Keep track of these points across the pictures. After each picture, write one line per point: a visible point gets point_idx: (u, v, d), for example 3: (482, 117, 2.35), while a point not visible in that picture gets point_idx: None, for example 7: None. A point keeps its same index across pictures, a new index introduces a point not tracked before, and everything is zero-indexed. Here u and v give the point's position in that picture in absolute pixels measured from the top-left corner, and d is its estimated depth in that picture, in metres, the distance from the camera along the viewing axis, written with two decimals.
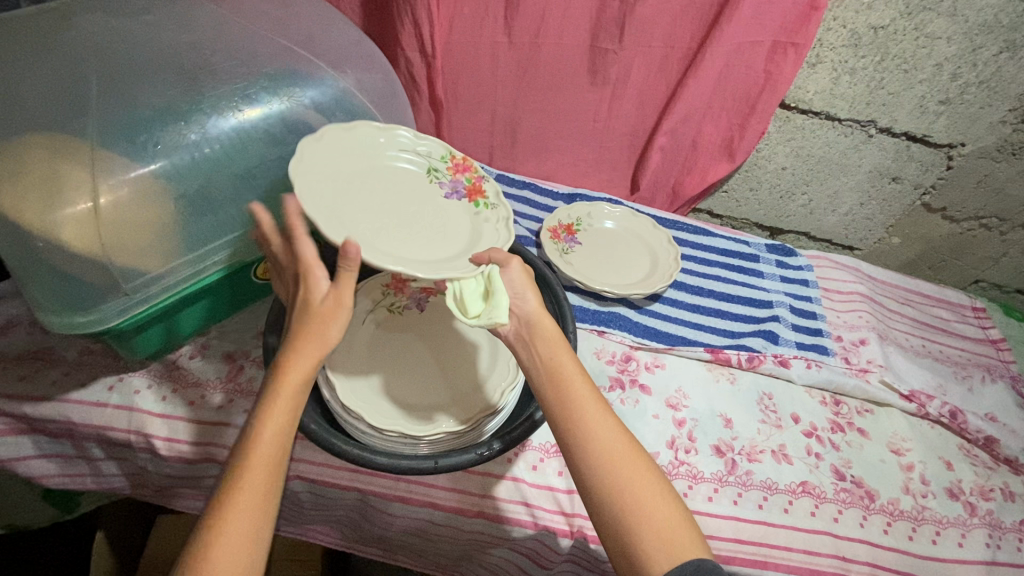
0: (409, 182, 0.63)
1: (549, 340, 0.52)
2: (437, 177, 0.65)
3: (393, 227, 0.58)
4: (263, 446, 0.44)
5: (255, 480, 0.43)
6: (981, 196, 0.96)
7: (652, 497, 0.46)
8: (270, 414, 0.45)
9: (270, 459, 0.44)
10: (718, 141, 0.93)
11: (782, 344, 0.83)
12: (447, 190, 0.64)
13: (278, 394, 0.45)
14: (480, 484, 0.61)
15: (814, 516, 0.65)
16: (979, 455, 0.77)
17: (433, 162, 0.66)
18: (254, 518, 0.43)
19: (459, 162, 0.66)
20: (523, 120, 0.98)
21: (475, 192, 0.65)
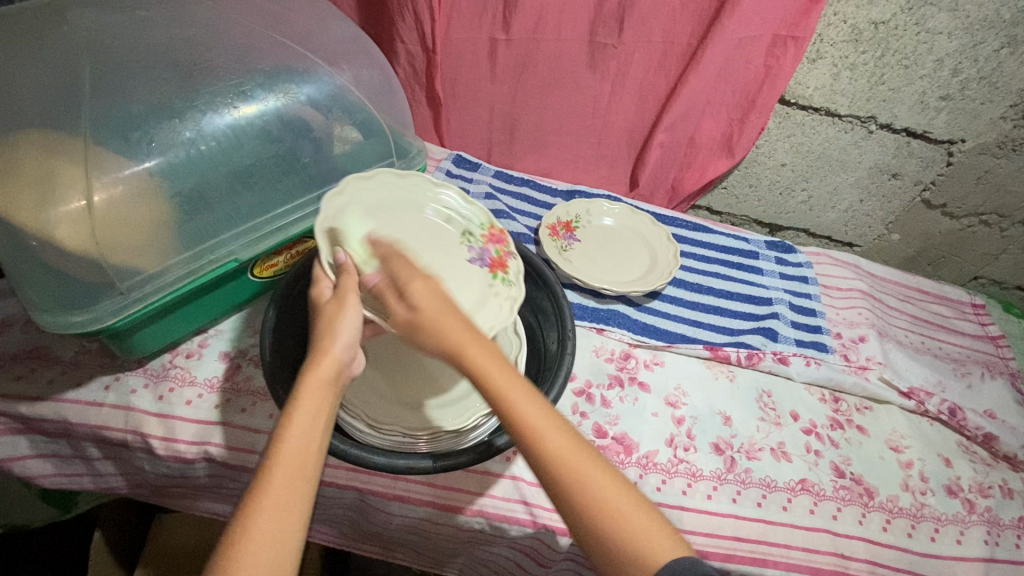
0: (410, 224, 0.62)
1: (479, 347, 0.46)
2: (470, 240, 0.62)
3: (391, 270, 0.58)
4: (294, 442, 0.42)
5: (285, 476, 0.41)
6: (981, 192, 0.96)
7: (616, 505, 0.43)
8: (301, 410, 0.43)
9: (303, 455, 0.42)
10: (717, 137, 0.93)
11: (781, 341, 0.83)
12: (472, 254, 0.61)
13: (305, 390, 0.44)
14: (479, 482, 0.61)
15: (813, 514, 0.65)
16: (978, 452, 0.77)
17: (469, 226, 0.64)
18: (287, 518, 0.40)
19: (495, 233, 0.64)
20: (521, 117, 0.97)
21: (500, 264, 0.61)
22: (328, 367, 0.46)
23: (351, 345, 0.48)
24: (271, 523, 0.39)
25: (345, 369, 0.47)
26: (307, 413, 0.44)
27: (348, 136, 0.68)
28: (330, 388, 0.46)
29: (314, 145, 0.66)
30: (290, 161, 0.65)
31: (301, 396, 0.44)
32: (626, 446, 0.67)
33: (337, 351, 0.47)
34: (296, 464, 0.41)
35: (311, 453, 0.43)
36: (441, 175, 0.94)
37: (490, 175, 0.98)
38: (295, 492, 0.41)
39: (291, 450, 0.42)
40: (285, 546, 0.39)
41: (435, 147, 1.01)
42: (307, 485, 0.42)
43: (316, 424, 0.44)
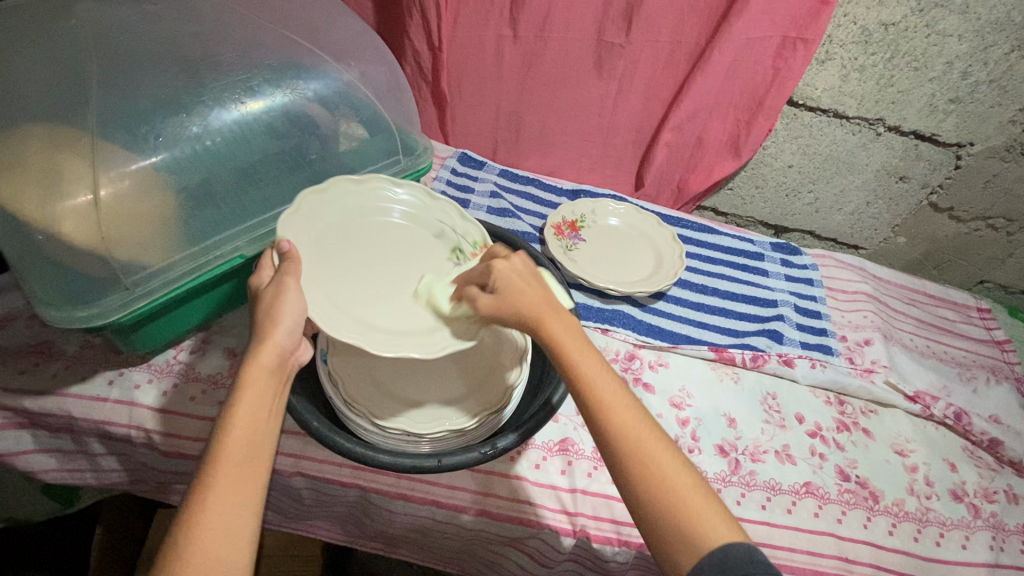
0: (402, 235, 0.62)
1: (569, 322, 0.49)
2: (456, 257, 0.61)
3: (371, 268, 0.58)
4: (236, 430, 0.43)
5: (229, 464, 0.41)
6: (988, 196, 0.96)
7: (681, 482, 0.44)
8: (242, 399, 0.44)
9: (245, 445, 0.42)
10: (724, 138, 0.93)
11: (786, 343, 0.82)
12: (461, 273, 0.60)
13: (245, 383, 0.45)
14: (482, 482, 0.61)
15: (818, 517, 0.65)
16: (984, 457, 0.77)
17: (460, 241, 0.62)
18: (234, 509, 0.40)
19: (486, 253, 0.61)
20: (527, 116, 0.97)
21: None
22: (269, 355, 0.47)
23: (295, 333, 0.49)
24: (220, 515, 0.39)
25: (287, 358, 0.48)
26: (247, 405, 0.44)
27: (353, 133, 0.68)
28: (271, 379, 0.46)
29: (320, 142, 0.66)
30: (296, 158, 0.64)
31: (243, 388, 0.45)
32: None
33: (280, 338, 0.47)
34: (240, 454, 0.42)
35: (256, 445, 0.43)
36: (446, 174, 0.94)
37: (495, 174, 0.98)
38: (240, 482, 0.41)
39: (233, 442, 0.42)
40: (236, 537, 0.39)
41: (441, 145, 1.00)
42: (254, 474, 0.42)
43: (259, 408, 0.44)
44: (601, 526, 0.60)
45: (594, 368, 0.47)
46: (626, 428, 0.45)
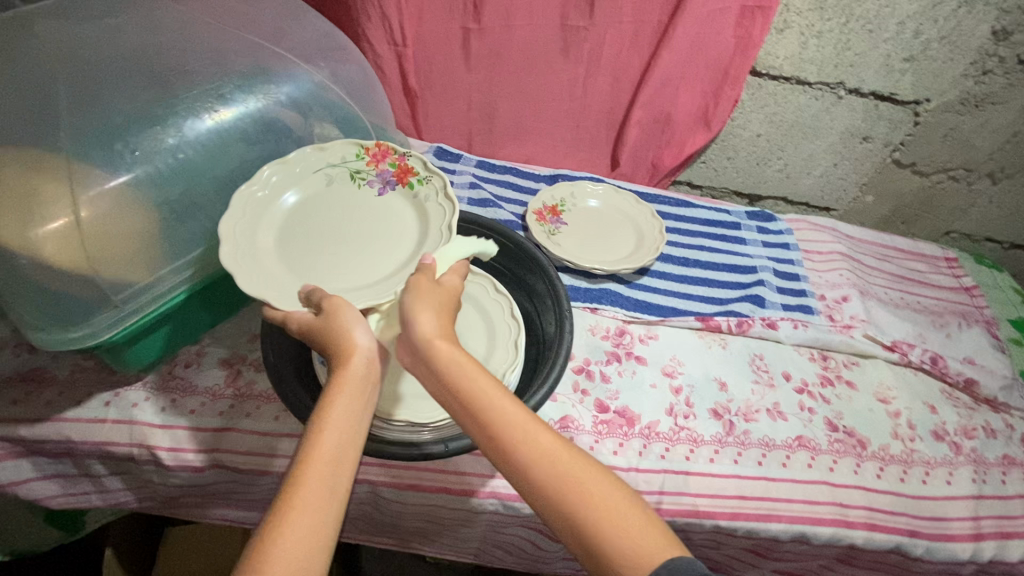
0: (304, 218, 0.60)
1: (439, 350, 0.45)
2: (363, 178, 0.63)
3: (333, 269, 0.57)
4: (331, 431, 0.42)
5: (319, 463, 0.40)
6: (948, 149, 0.98)
7: (615, 514, 0.41)
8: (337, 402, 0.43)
9: (344, 441, 0.42)
10: (694, 112, 0.95)
11: (768, 307, 0.85)
12: (378, 187, 0.63)
13: (341, 382, 0.45)
14: (489, 465, 0.62)
15: (811, 467, 0.68)
16: (961, 397, 0.81)
17: (351, 166, 0.64)
18: (326, 508, 0.39)
19: (374, 152, 0.65)
20: (498, 105, 0.98)
21: (404, 174, 0.64)
22: (360, 360, 0.46)
23: (372, 340, 0.47)
24: (309, 512, 0.38)
25: (376, 362, 0.47)
26: (342, 407, 0.43)
27: (328, 135, 0.69)
28: (363, 391, 0.45)
29: (296, 145, 0.67)
30: (274, 163, 0.65)
31: (343, 385, 0.44)
32: (628, 418, 0.69)
33: (362, 342, 0.46)
34: (333, 455, 0.41)
35: (348, 448, 0.42)
36: None
37: (473, 166, 0.99)
38: (331, 481, 0.40)
39: (330, 439, 0.42)
40: (320, 542, 0.38)
41: (415, 141, 1.01)
42: (347, 472, 0.41)
43: (353, 412, 0.44)
44: None
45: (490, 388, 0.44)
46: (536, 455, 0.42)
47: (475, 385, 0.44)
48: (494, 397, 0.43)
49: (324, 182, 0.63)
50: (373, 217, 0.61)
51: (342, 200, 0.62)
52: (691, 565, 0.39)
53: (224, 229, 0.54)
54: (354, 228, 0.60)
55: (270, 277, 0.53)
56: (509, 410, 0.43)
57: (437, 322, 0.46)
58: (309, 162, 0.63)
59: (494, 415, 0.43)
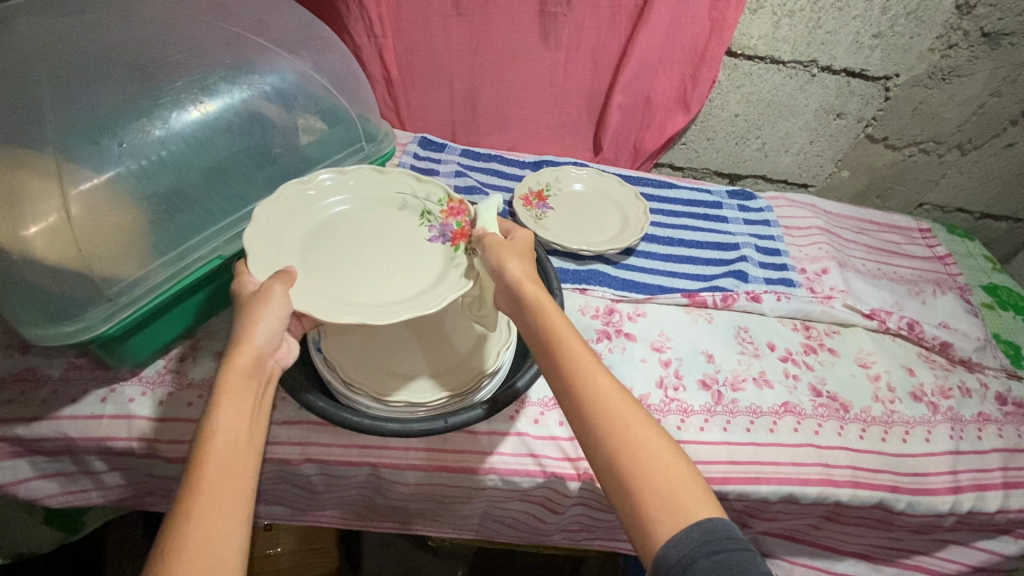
0: (343, 227, 0.62)
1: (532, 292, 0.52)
2: (428, 220, 0.64)
3: (357, 279, 0.58)
4: (223, 431, 0.42)
5: (213, 463, 0.40)
6: (918, 122, 1.01)
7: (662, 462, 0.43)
8: (225, 401, 0.43)
9: (235, 448, 0.42)
10: (673, 93, 0.97)
11: (752, 281, 0.88)
12: (433, 234, 0.63)
13: (228, 382, 0.45)
14: (487, 442, 0.64)
15: (797, 431, 0.71)
16: (937, 359, 0.84)
17: (426, 205, 0.65)
18: (229, 506, 0.39)
19: (454, 204, 0.65)
20: (481, 94, 0.99)
21: (460, 236, 0.62)
22: (249, 357, 0.47)
23: (272, 336, 0.49)
24: (210, 514, 0.38)
25: (266, 359, 0.48)
26: (230, 406, 0.43)
27: (315, 126, 0.70)
28: (252, 388, 0.46)
29: (284, 135, 0.67)
30: (261, 153, 0.65)
31: (225, 390, 0.44)
32: None
33: (260, 339, 0.48)
34: (229, 454, 0.41)
35: (244, 446, 0.42)
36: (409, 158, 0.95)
37: (458, 154, 1.00)
38: (231, 477, 0.40)
39: (223, 439, 0.42)
40: (226, 540, 0.38)
41: (399, 131, 1.01)
42: (244, 474, 0.41)
43: (243, 409, 0.44)
44: None
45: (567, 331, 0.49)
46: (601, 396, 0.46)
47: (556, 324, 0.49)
48: (564, 332, 0.49)
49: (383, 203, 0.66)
50: (414, 249, 0.62)
51: (386, 221, 0.64)
52: (721, 529, 0.41)
53: (256, 215, 0.57)
54: (394, 252, 0.61)
55: (285, 266, 0.56)
56: (577, 346, 0.48)
57: (524, 265, 0.54)
58: (365, 179, 0.66)
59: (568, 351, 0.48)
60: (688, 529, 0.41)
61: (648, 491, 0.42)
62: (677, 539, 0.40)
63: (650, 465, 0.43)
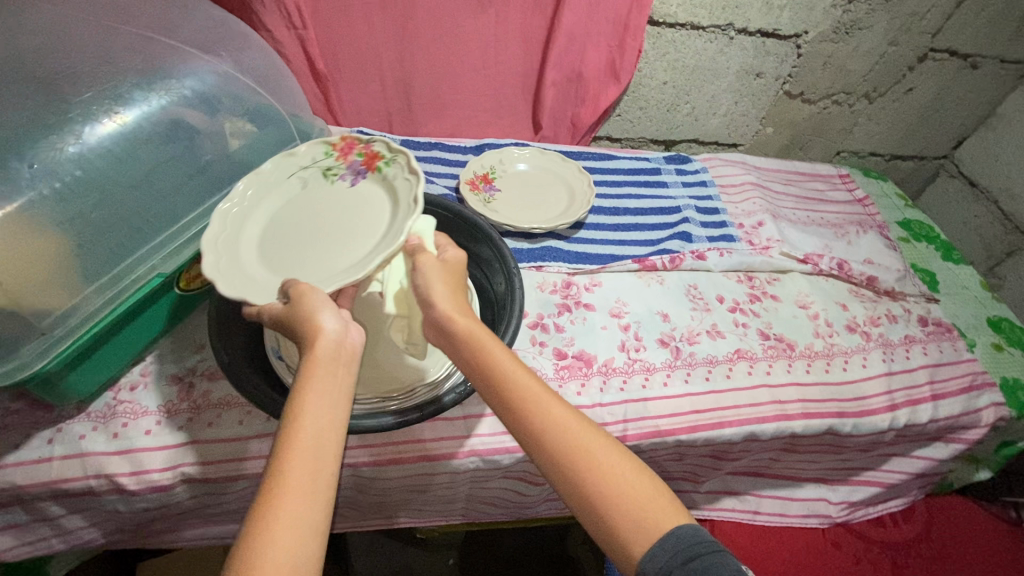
0: (284, 222, 0.59)
1: (474, 335, 0.50)
2: (334, 174, 0.62)
3: (324, 257, 0.55)
4: (306, 424, 0.43)
5: (296, 458, 0.41)
6: (829, 76, 1.08)
7: (628, 482, 0.45)
8: (306, 395, 0.44)
9: (316, 441, 0.43)
10: (603, 66, 0.98)
11: (696, 241, 0.92)
12: (351, 178, 0.62)
13: (311, 371, 0.45)
14: (464, 426, 0.65)
15: (751, 374, 0.76)
16: (866, 293, 0.91)
17: (321, 165, 0.63)
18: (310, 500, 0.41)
19: (340, 149, 0.64)
20: (413, 81, 0.98)
21: (371, 162, 0.62)
22: (326, 347, 0.46)
23: (339, 324, 0.47)
24: (291, 507, 0.40)
25: (343, 346, 0.47)
26: (316, 398, 0.44)
27: (246, 128, 0.67)
28: (333, 378, 0.46)
29: (213, 141, 0.64)
30: (191, 161, 0.62)
31: (309, 383, 0.44)
32: (586, 360, 0.74)
33: (328, 327, 0.46)
34: (310, 447, 0.42)
35: (324, 439, 0.43)
36: None
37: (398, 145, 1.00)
38: (313, 472, 0.41)
39: (306, 432, 0.43)
40: (308, 531, 0.40)
41: (334, 127, 0.98)
42: (326, 468, 0.42)
43: (325, 400, 0.44)
44: None
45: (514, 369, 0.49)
46: (558, 431, 0.46)
47: (502, 368, 0.48)
48: (513, 373, 0.48)
49: (300, 184, 0.62)
50: (358, 207, 0.59)
51: (316, 202, 0.61)
52: (689, 535, 0.44)
53: (206, 247, 0.53)
54: (340, 218, 0.59)
55: (254, 284, 0.52)
56: (527, 383, 0.48)
57: (453, 298, 0.51)
58: (277, 169, 0.62)
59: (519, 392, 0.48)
60: (659, 542, 0.43)
61: (619, 515, 0.44)
62: (654, 554, 0.43)
63: (615, 487, 0.45)
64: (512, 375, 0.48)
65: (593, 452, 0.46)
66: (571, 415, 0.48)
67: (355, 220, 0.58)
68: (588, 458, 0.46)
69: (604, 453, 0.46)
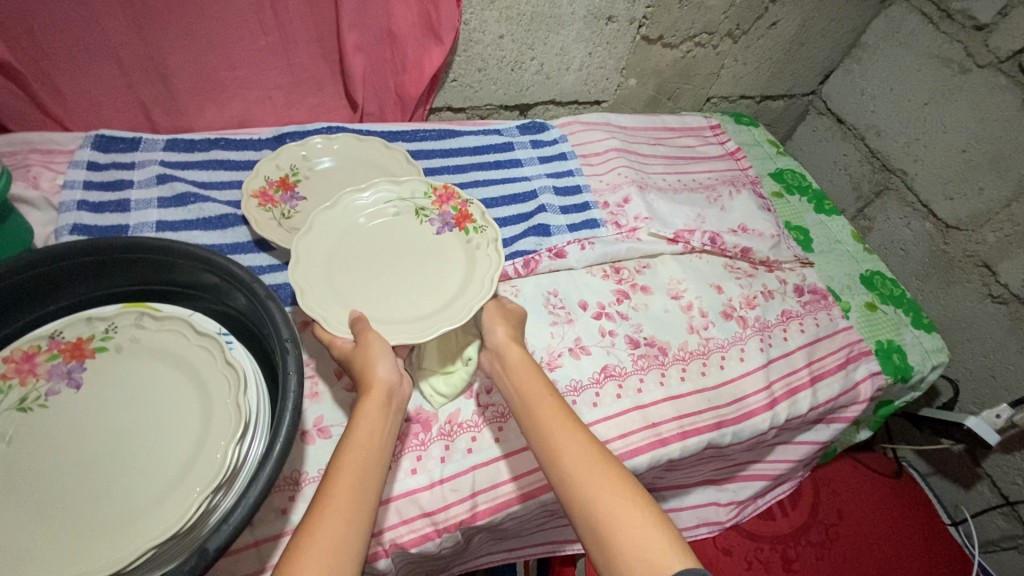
0: (366, 247, 0.59)
1: (527, 369, 0.52)
2: (426, 216, 0.62)
3: (387, 299, 0.56)
4: (346, 456, 0.43)
5: (336, 485, 0.41)
6: (687, 15, 0.93)
7: (643, 526, 0.41)
8: (357, 425, 0.45)
9: (360, 470, 0.42)
10: (417, 21, 0.77)
11: (554, 235, 0.78)
12: (438, 227, 0.62)
13: (364, 404, 0.46)
14: (256, 557, 0.50)
15: (622, 397, 0.65)
16: (741, 266, 0.83)
17: (416, 202, 0.63)
18: (339, 534, 0.39)
19: (443, 192, 0.64)
20: (161, 63, 0.71)
21: (465, 219, 0.62)
22: (380, 383, 0.47)
23: (394, 361, 0.49)
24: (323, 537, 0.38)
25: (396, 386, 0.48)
26: (363, 428, 0.44)
27: None
28: (385, 412, 0.46)
29: None
30: None
31: (361, 415, 0.45)
32: (424, 422, 0.58)
33: (385, 371, 0.48)
34: (352, 474, 0.42)
35: (366, 470, 0.42)
36: (80, 172, 0.69)
37: (161, 148, 0.75)
38: (350, 506, 0.40)
39: (347, 460, 0.42)
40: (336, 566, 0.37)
41: (58, 139, 0.71)
42: (364, 500, 0.41)
43: (373, 434, 0.45)
44: (416, 527, 0.53)
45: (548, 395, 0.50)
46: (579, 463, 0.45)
47: (540, 396, 0.50)
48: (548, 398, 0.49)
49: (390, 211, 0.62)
50: (431, 259, 0.60)
51: (404, 232, 0.61)
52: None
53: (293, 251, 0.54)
54: (416, 264, 0.59)
55: (319, 308, 0.52)
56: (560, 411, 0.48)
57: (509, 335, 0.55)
58: (382, 190, 0.62)
59: (552, 412, 0.48)
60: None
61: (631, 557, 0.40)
62: None
63: (632, 523, 0.42)
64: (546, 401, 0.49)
65: (612, 487, 0.43)
66: (599, 448, 0.46)
67: (430, 271, 0.59)
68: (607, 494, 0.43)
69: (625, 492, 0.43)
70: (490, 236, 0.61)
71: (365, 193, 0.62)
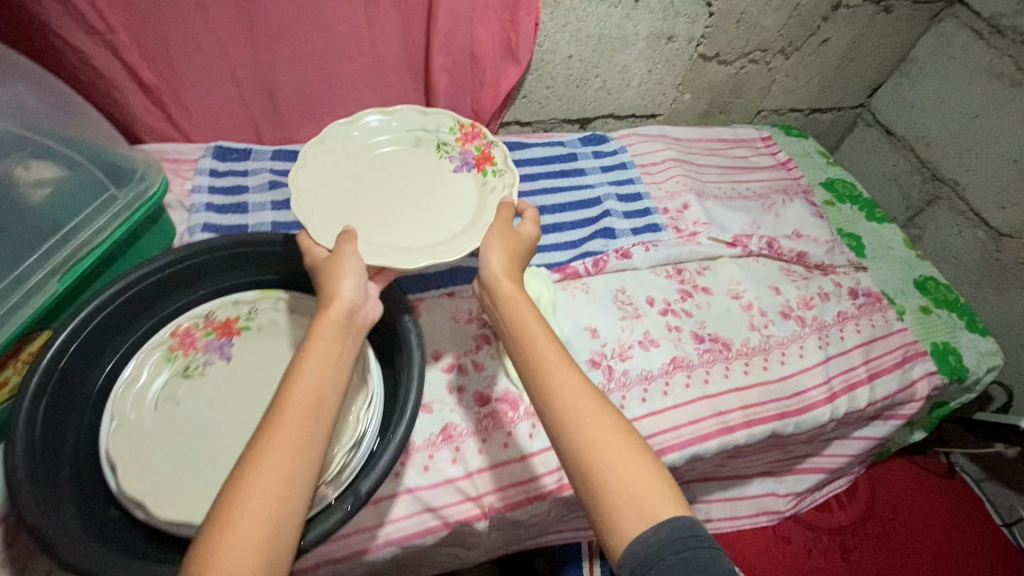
0: (382, 169, 0.66)
1: (513, 302, 0.50)
2: (447, 151, 0.68)
3: (389, 219, 0.62)
4: (306, 380, 0.41)
5: (294, 410, 0.39)
6: (742, 34, 0.99)
7: (623, 463, 0.41)
8: (315, 350, 0.43)
9: (316, 395, 0.41)
10: (498, 44, 0.85)
11: (619, 237, 0.84)
12: (457, 163, 0.68)
13: (320, 331, 0.44)
14: (374, 513, 0.56)
15: (689, 387, 0.70)
16: (797, 269, 0.87)
17: (440, 136, 0.69)
18: (295, 458, 0.38)
19: (468, 129, 0.68)
20: (274, 84, 0.81)
21: (484, 159, 0.67)
22: (340, 309, 0.46)
23: (359, 289, 0.49)
24: (278, 462, 0.37)
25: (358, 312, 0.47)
26: (324, 354, 0.43)
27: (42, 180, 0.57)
28: (345, 340, 0.45)
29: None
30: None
31: (315, 340, 0.44)
32: (511, 402, 0.64)
33: (346, 293, 0.47)
34: (308, 401, 0.40)
35: (323, 396, 0.41)
36: (204, 179, 0.78)
37: (269, 157, 0.85)
38: (306, 432, 0.39)
39: (301, 388, 0.41)
40: (291, 488, 0.37)
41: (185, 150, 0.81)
42: (320, 425, 0.40)
43: (331, 361, 0.43)
44: (510, 495, 0.59)
45: (534, 329, 0.48)
46: (559, 400, 0.44)
47: (526, 330, 0.48)
48: (532, 331, 0.47)
49: (414, 142, 0.69)
50: (438, 190, 0.66)
51: (427, 164, 0.68)
52: (686, 526, 0.39)
53: (303, 155, 0.62)
54: (425, 192, 0.65)
55: (318, 212, 0.59)
56: (544, 345, 0.47)
57: (499, 261, 0.53)
58: (409, 120, 0.69)
59: (534, 346, 0.47)
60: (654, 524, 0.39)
61: (614, 494, 0.40)
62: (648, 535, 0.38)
63: (613, 462, 0.41)
64: (532, 334, 0.48)
65: (591, 425, 0.43)
66: (581, 383, 0.45)
67: (435, 199, 0.65)
68: (587, 431, 0.42)
69: (607, 429, 0.43)
70: (501, 182, 0.65)
71: (393, 121, 0.69)
